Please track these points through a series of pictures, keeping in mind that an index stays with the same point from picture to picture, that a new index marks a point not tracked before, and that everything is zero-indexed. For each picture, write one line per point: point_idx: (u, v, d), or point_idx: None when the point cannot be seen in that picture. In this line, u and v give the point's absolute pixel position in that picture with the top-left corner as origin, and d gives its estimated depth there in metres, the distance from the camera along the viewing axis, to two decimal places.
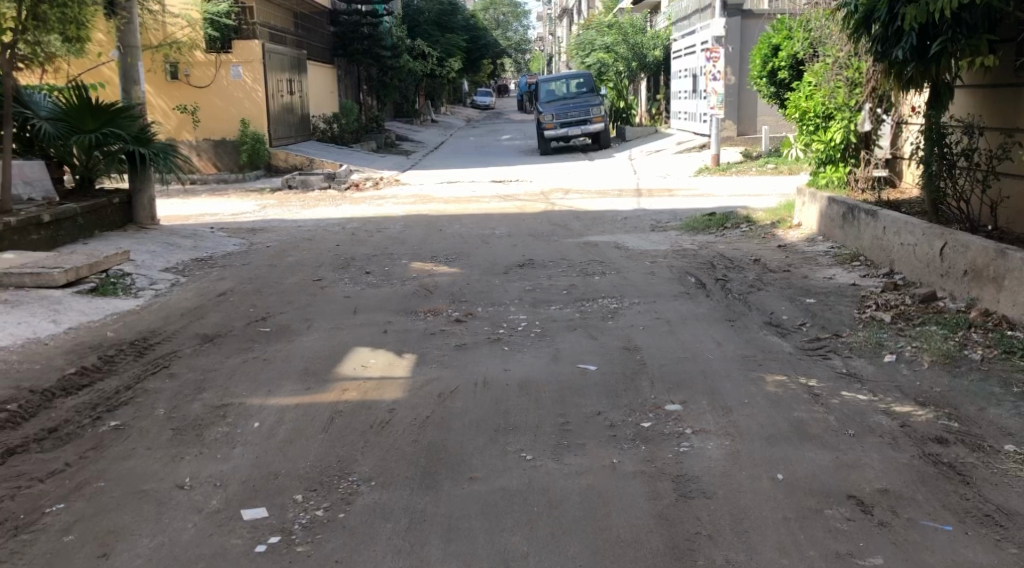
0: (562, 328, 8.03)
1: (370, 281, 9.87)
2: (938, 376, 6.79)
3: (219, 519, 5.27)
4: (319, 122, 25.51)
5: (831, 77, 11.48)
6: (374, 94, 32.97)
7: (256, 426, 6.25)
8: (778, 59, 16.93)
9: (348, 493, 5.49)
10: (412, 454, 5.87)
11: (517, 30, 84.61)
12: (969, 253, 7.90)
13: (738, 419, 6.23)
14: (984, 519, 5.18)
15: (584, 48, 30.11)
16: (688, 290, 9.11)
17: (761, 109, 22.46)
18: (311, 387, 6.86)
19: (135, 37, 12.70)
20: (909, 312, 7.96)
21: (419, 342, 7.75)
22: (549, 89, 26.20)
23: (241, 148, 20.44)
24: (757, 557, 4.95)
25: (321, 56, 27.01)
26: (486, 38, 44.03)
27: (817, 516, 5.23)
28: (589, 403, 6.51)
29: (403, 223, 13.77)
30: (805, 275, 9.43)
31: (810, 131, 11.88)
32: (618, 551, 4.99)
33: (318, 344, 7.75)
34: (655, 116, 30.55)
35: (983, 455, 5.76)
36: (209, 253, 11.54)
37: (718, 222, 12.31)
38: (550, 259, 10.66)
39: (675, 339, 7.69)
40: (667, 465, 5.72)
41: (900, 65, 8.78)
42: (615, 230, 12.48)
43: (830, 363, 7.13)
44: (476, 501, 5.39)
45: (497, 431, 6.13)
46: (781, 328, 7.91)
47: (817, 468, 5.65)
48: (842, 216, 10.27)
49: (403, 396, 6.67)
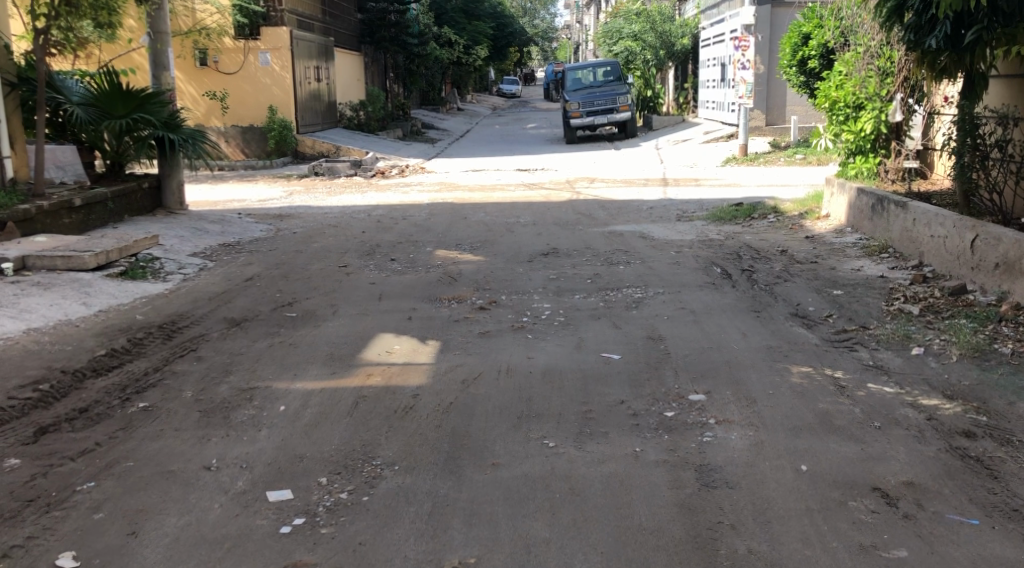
0: (585, 317, 8.04)
1: (396, 268, 9.90)
2: (967, 370, 6.74)
3: (245, 500, 5.32)
4: (346, 109, 25.75)
5: (862, 66, 11.38)
6: (400, 80, 33.00)
7: (281, 409, 6.30)
8: (808, 48, 16.81)
9: (372, 477, 5.52)
10: (436, 439, 5.90)
11: (545, 18, 84.45)
12: (1002, 245, 7.82)
13: (763, 410, 6.22)
14: (1012, 514, 5.14)
15: (611, 35, 29.92)
16: (714, 280, 9.07)
17: (789, 98, 22.30)
18: (336, 372, 6.90)
19: (166, 23, 12.72)
20: (939, 305, 7.87)
21: (444, 330, 7.77)
22: (575, 77, 26.07)
23: (268, 135, 20.49)
24: (779, 547, 4.93)
25: (348, 42, 27.01)
26: (513, 26, 43.85)
27: (841, 507, 5.21)
28: (613, 392, 6.51)
29: (428, 210, 13.81)
30: (832, 267, 9.36)
31: (840, 121, 11.66)
32: (641, 539, 4.99)
33: (344, 330, 7.79)
34: (683, 105, 30.23)
35: (1011, 450, 5.72)
36: (236, 238, 11.62)
37: (744, 212, 12.27)
38: (575, 249, 10.62)
39: (699, 329, 7.68)
40: (690, 454, 5.71)
41: (933, 54, 8.70)
42: (640, 219, 12.45)
43: (856, 355, 7.09)
44: (499, 486, 5.42)
45: (520, 418, 6.14)
46: (807, 320, 7.87)
47: (842, 460, 5.63)
48: (871, 207, 10.19)
49: (427, 382, 6.70)
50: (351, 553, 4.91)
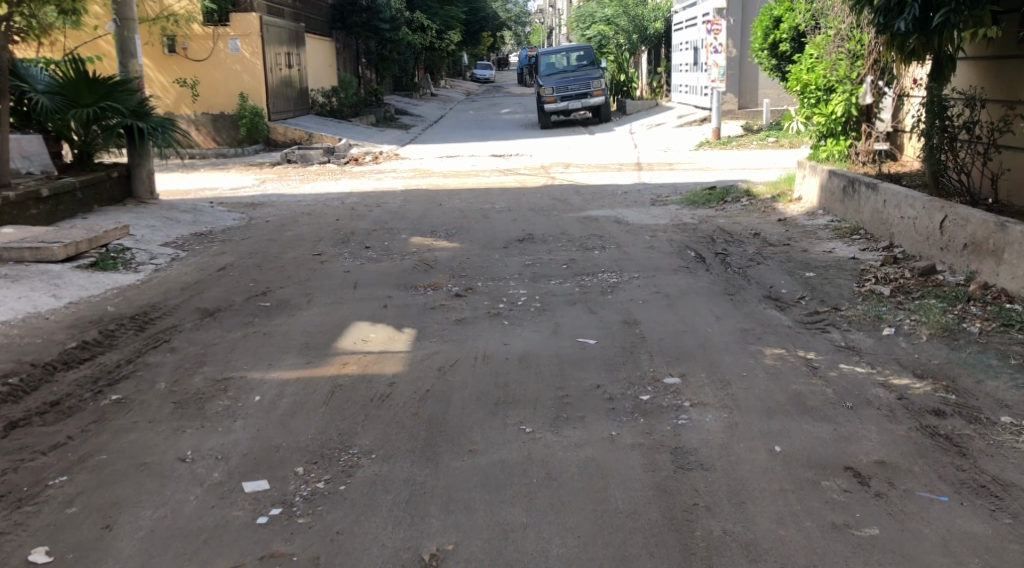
0: (561, 302, 8.06)
1: (371, 255, 9.89)
2: (936, 349, 6.82)
3: (220, 491, 5.31)
4: (318, 96, 25.60)
5: (832, 49, 11.40)
6: (372, 66, 32.86)
7: (257, 399, 6.29)
8: (779, 32, 16.85)
9: (348, 466, 5.53)
10: (412, 428, 5.91)
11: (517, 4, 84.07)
12: (969, 226, 7.90)
13: (737, 392, 6.27)
14: (980, 490, 5.22)
15: (584, 20, 30.26)
16: (688, 264, 9.11)
17: (760, 81, 22.32)
18: (311, 361, 6.89)
19: (132, 10, 12.56)
20: (908, 286, 7.95)
21: (420, 317, 7.77)
22: (548, 62, 25.96)
23: (239, 123, 20.48)
24: (755, 528, 4.98)
25: (319, 28, 26.85)
26: (485, 10, 43.70)
27: (814, 487, 5.27)
28: (589, 376, 6.54)
29: (402, 197, 13.76)
30: (805, 249, 9.42)
31: (811, 104, 11.71)
32: (618, 522, 5.03)
33: (318, 318, 7.78)
34: (656, 89, 30.27)
35: (979, 427, 5.79)
36: (207, 228, 11.56)
37: (717, 196, 12.30)
38: (550, 234, 10.64)
39: (674, 313, 7.72)
40: (666, 437, 5.76)
41: (902, 38, 8.69)
42: (616, 204, 12.47)
43: (828, 336, 7.16)
44: (476, 473, 5.44)
45: (497, 404, 6.16)
46: (780, 302, 7.94)
47: (815, 441, 5.69)
48: (842, 189, 10.26)
49: (403, 369, 6.71)
50: (328, 542, 4.92)
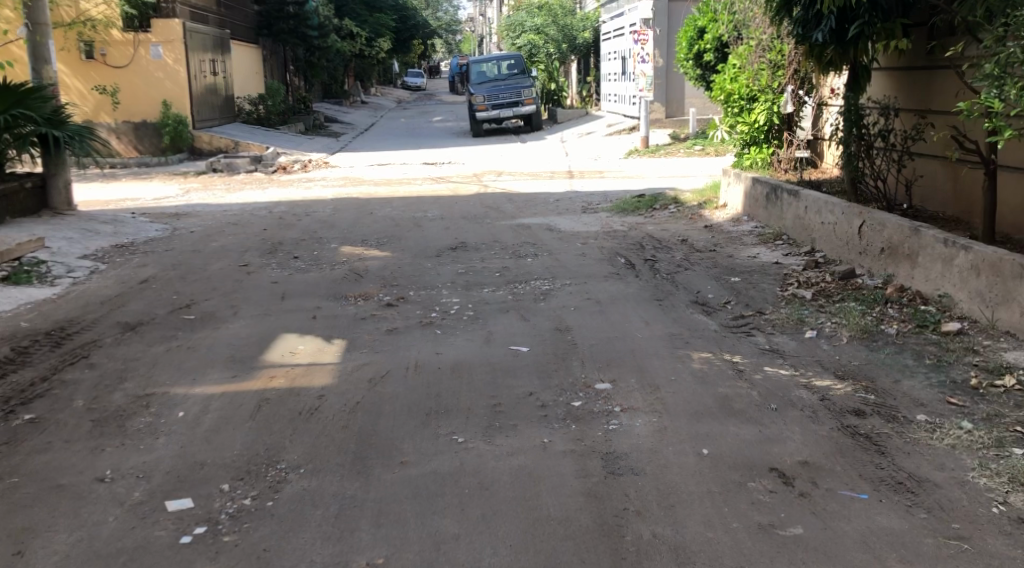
0: (494, 310, 8.14)
1: (299, 266, 9.87)
2: (856, 351, 7.04)
3: (141, 511, 5.29)
4: (244, 104, 25.39)
5: (754, 59, 11.67)
6: (300, 74, 32.68)
7: (180, 415, 6.27)
8: (703, 42, 17.21)
9: (276, 481, 5.54)
10: (342, 440, 5.94)
11: (447, 12, 84.16)
12: (886, 231, 8.17)
13: (666, 396, 6.41)
14: (897, 487, 5.41)
15: (512, 29, 30.26)
16: (618, 271, 9.26)
17: (687, 91, 22.69)
18: (237, 375, 6.88)
19: (44, 15, 12.38)
20: (829, 289, 8.19)
21: (350, 328, 7.79)
22: (479, 70, 26.09)
23: (163, 131, 20.33)
24: (683, 531, 5.11)
25: (245, 35, 26.63)
26: (415, 18, 43.72)
27: (740, 488, 5.42)
28: (521, 384, 6.63)
29: (332, 206, 13.73)
30: (730, 255, 9.64)
31: (734, 113, 11.93)
32: (549, 530, 5.12)
33: (244, 331, 7.75)
34: (586, 98, 30.59)
35: (897, 426, 6.00)
36: (129, 239, 11.42)
37: (647, 203, 12.51)
38: (483, 242, 10.71)
39: (605, 319, 7.85)
40: (597, 443, 5.87)
41: (820, 48, 8.95)
42: (548, 212, 12.60)
43: (754, 340, 7.34)
44: (407, 484, 5.49)
45: (428, 415, 6.22)
46: (707, 307, 8.12)
47: (742, 443, 5.84)
48: (765, 196, 10.51)
49: (331, 382, 6.72)
50: (256, 559, 4.93)
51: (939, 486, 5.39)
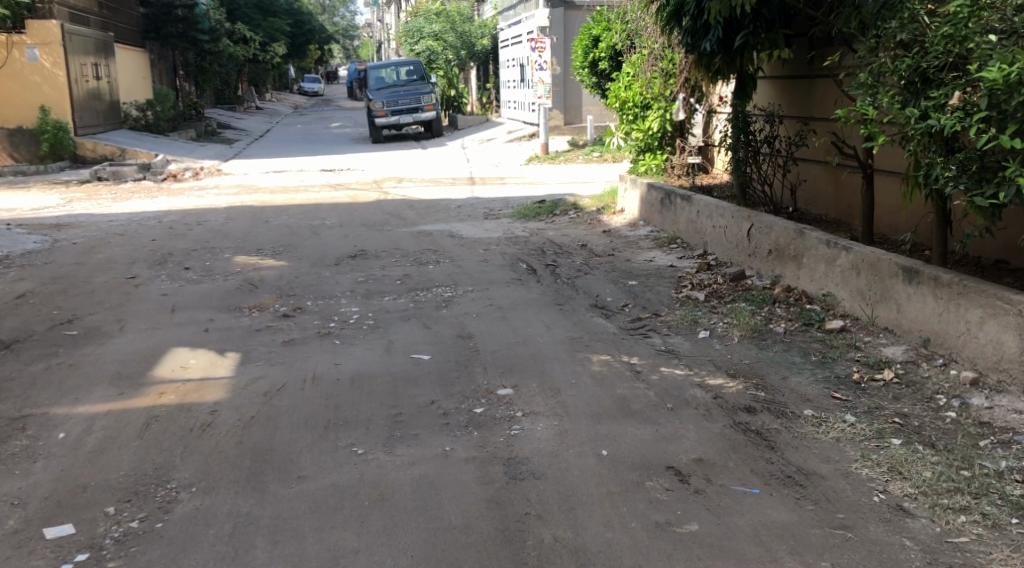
0: (395, 318, 8.21)
1: (190, 277, 9.78)
2: (747, 349, 7.31)
3: (16, 540, 5.22)
4: (131, 109, 24.86)
5: (647, 68, 11.91)
6: (192, 79, 32.14)
7: (60, 437, 6.20)
8: (598, 51, 17.52)
9: (166, 501, 5.53)
10: (237, 457, 5.94)
11: (344, 17, 83.62)
12: (773, 233, 8.50)
13: (567, 400, 6.58)
14: (787, 480, 5.66)
15: (411, 35, 30.46)
16: (520, 276, 9.43)
17: (584, 99, 23.08)
18: (124, 392, 6.82)
19: None
20: (721, 290, 8.47)
21: (244, 340, 7.78)
22: (377, 76, 26.01)
23: (41, 137, 19.68)
24: (583, 532, 5.26)
25: (131, 38, 26.08)
26: (310, 23, 43.39)
27: (638, 488, 5.60)
28: (422, 392, 6.72)
29: (225, 215, 13.60)
30: (628, 258, 9.89)
31: (629, 120, 12.38)
32: (451, 538, 5.21)
33: (130, 346, 7.67)
34: (485, 104, 30.79)
35: (786, 421, 6.27)
36: (6, 252, 11.14)
37: (547, 208, 12.72)
38: (384, 249, 10.78)
39: (506, 324, 8.00)
40: (498, 449, 5.99)
41: (708, 57, 9.30)
42: (449, 218, 12.70)
43: (650, 341, 7.57)
44: (305, 499, 5.53)
45: (327, 427, 6.26)
46: (605, 310, 8.32)
47: (639, 442, 6.04)
48: (660, 201, 10.78)
49: (224, 396, 6.72)
50: None
51: (825, 478, 5.65)
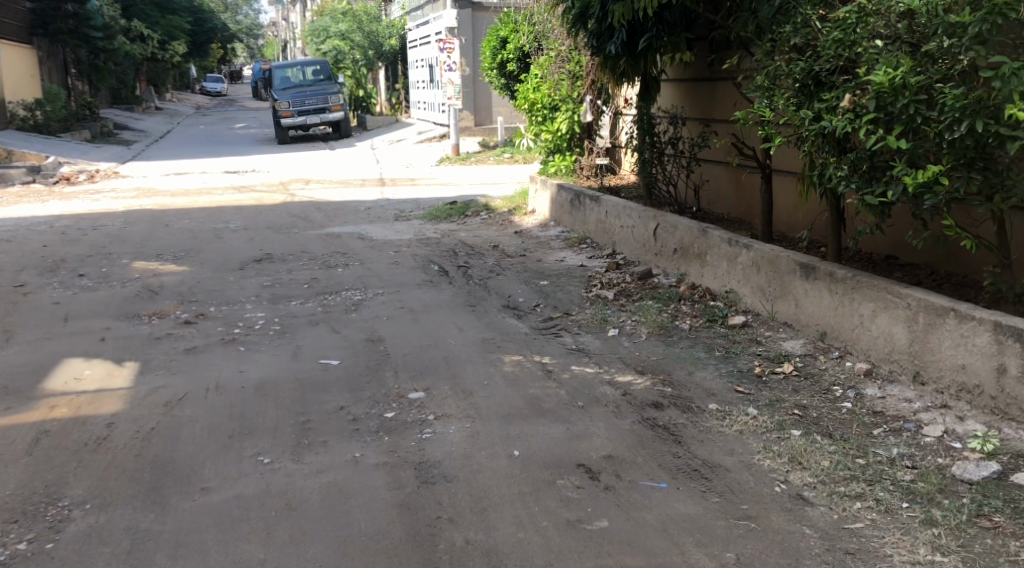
0: (303, 323, 8.21)
1: (85, 284, 9.61)
2: (654, 346, 7.49)
3: None
4: (20, 109, 24.16)
5: (555, 70, 12.22)
6: (86, 77, 31.34)
7: None
8: (505, 51, 17.64)
9: (58, 520, 5.46)
10: (137, 471, 5.90)
11: (250, 15, 82.40)
12: (678, 233, 8.72)
13: (478, 401, 6.67)
14: (692, 474, 5.83)
15: (318, 34, 30.26)
16: (431, 277, 9.50)
17: (494, 99, 23.23)
18: (13, 407, 6.69)
19: None
20: (629, 289, 8.65)
21: (143, 349, 7.69)
22: (285, 76, 25.68)
23: None
24: (495, 533, 5.36)
25: (18, 35, 25.35)
26: (212, 22, 42.68)
27: (549, 487, 5.72)
28: (331, 398, 6.74)
29: (123, 219, 13.37)
30: (539, 259, 10.03)
31: (538, 121, 12.50)
32: (361, 545, 5.26)
33: (18, 359, 7.52)
34: (394, 105, 30.58)
35: (691, 416, 6.45)
36: None
37: (459, 209, 12.82)
38: (291, 253, 10.73)
39: (418, 327, 8.06)
40: (409, 453, 6.06)
41: (613, 60, 9.52)
42: (357, 220, 12.69)
43: (561, 340, 7.71)
44: (208, 512, 5.52)
45: (231, 438, 6.24)
46: (517, 310, 8.43)
47: (551, 441, 6.16)
48: (570, 202, 10.93)
49: (121, 408, 6.65)
50: None
51: (729, 471, 5.84)
